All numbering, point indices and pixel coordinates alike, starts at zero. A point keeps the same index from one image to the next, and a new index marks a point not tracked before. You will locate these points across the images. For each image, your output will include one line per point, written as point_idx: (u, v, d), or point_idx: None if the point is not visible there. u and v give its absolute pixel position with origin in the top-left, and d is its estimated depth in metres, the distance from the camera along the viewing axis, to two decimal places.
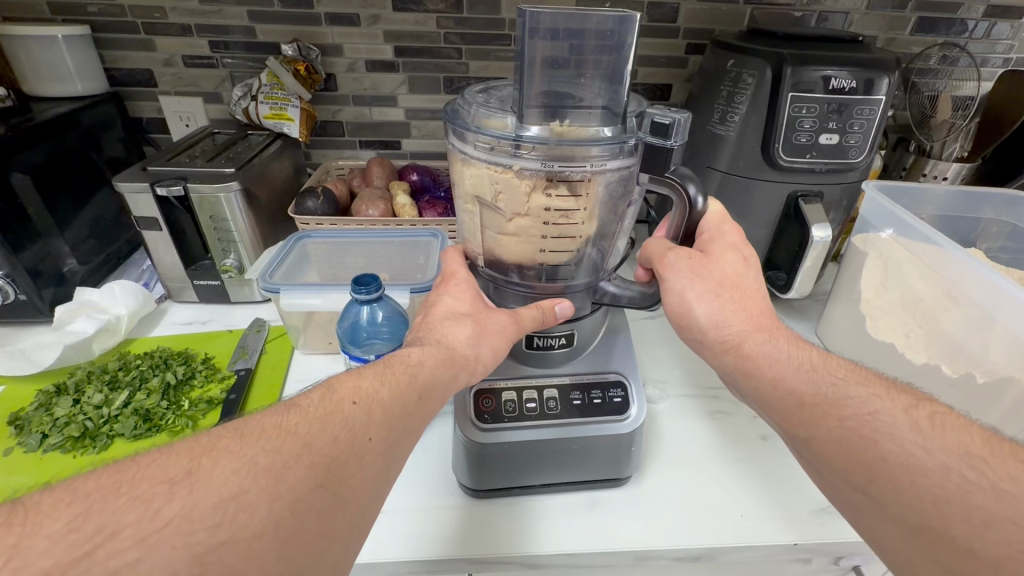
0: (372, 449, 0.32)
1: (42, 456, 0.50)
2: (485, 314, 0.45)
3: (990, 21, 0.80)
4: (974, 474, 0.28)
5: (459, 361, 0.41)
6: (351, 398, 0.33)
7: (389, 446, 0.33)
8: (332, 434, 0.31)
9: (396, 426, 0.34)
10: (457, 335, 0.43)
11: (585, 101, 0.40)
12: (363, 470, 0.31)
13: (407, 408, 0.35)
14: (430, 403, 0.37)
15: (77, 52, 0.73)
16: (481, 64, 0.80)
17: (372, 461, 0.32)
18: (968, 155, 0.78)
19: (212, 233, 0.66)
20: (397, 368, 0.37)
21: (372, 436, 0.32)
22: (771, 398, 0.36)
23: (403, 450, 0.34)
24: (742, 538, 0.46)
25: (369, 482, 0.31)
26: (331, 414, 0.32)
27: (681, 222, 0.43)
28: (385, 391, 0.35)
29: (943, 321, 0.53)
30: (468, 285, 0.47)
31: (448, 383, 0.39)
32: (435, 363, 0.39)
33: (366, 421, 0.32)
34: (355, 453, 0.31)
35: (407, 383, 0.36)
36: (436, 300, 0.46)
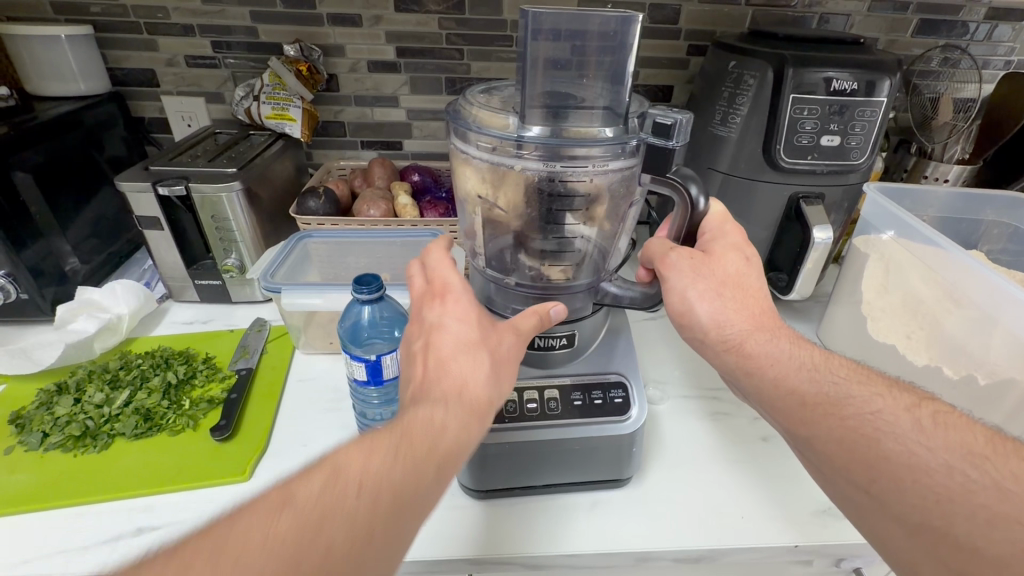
0: (377, 548, 0.28)
1: (43, 454, 0.50)
2: (495, 341, 0.39)
3: (992, 23, 0.80)
4: (977, 473, 0.28)
5: (477, 410, 0.36)
6: (355, 487, 0.29)
7: (398, 538, 0.29)
8: (330, 540, 0.27)
9: (404, 517, 0.30)
10: (468, 376, 0.36)
11: (586, 101, 0.40)
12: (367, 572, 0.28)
13: (421, 483, 0.31)
14: (446, 477, 0.33)
15: (80, 52, 0.73)
16: (483, 65, 0.80)
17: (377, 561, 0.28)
18: (970, 157, 0.78)
19: (213, 233, 0.66)
20: (412, 437, 0.32)
21: (377, 533, 0.28)
22: (773, 397, 0.36)
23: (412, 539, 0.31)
24: (744, 539, 0.46)
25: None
26: (329, 511, 0.28)
27: (683, 221, 0.43)
28: (395, 475, 0.30)
29: (944, 322, 0.53)
30: (469, 301, 0.40)
31: (469, 445, 0.34)
32: (456, 425, 0.34)
33: (371, 519, 0.28)
34: (356, 557, 0.27)
35: (421, 460, 0.31)
36: (437, 326, 0.39)
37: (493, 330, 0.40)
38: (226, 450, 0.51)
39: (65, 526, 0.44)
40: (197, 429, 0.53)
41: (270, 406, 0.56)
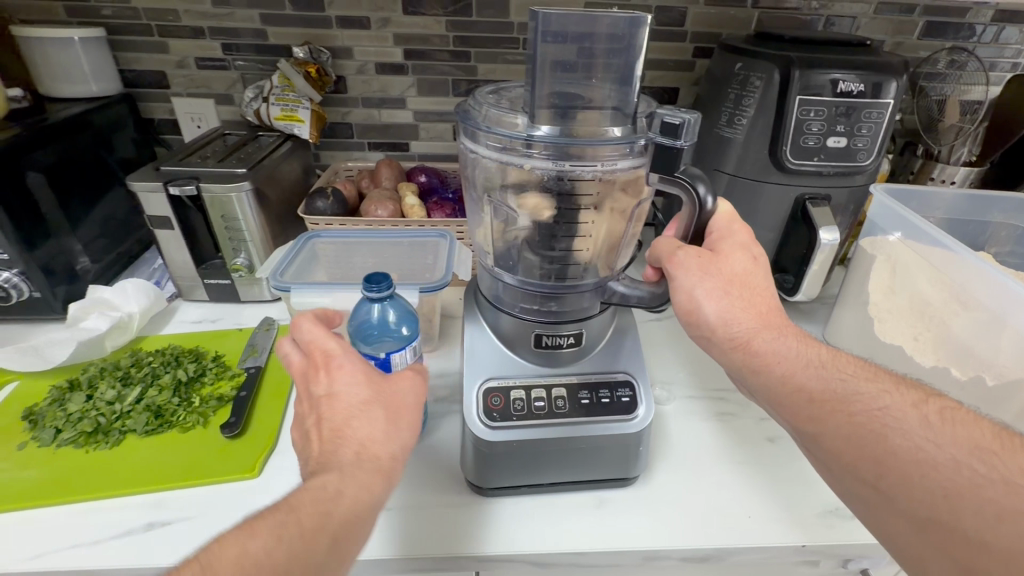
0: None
1: (55, 450, 0.51)
2: (393, 399, 0.39)
3: (998, 25, 0.80)
4: (984, 467, 0.28)
5: (375, 471, 0.35)
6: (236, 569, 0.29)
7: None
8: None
9: None
10: (367, 438, 0.36)
11: (595, 101, 0.40)
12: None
13: (318, 554, 0.31)
14: (348, 538, 0.33)
15: (92, 54, 0.74)
16: (490, 67, 0.81)
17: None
18: (977, 159, 0.78)
19: (223, 232, 0.67)
20: (302, 509, 0.32)
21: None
22: (780, 394, 0.36)
23: None
24: (750, 540, 0.46)
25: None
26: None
27: (691, 221, 0.43)
28: (283, 547, 0.30)
29: (951, 323, 0.53)
30: (356, 366, 0.40)
31: (370, 511, 0.34)
32: (355, 489, 0.34)
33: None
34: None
35: (313, 530, 0.32)
36: (328, 398, 0.38)
37: (387, 388, 0.40)
38: (235, 447, 0.52)
39: (78, 520, 0.45)
40: (207, 426, 0.54)
41: (279, 404, 0.57)
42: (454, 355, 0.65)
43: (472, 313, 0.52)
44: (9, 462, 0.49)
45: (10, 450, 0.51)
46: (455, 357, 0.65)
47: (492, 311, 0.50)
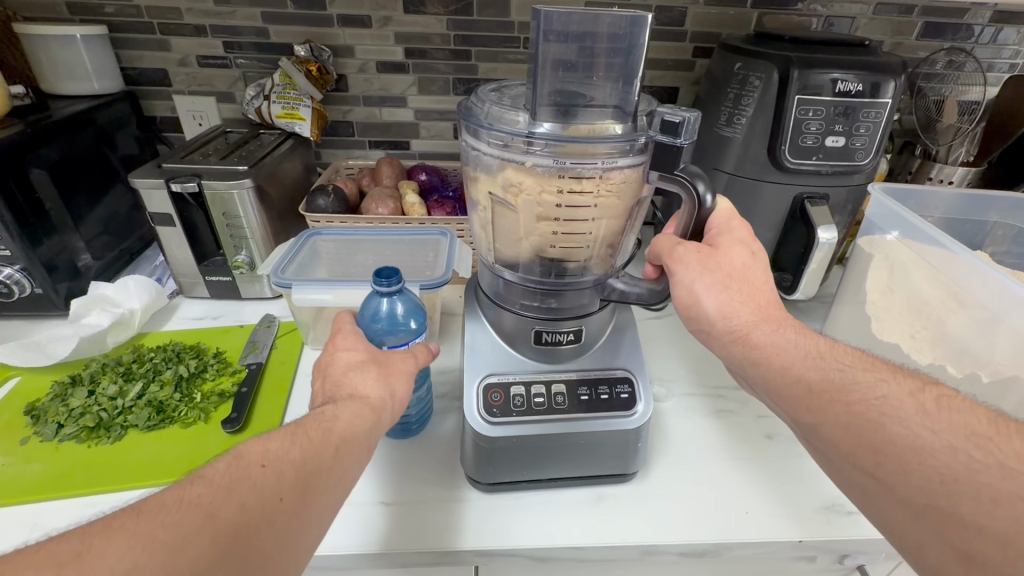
0: (284, 512, 0.30)
1: (58, 445, 0.51)
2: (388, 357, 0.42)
3: (997, 26, 0.81)
4: (980, 454, 0.28)
5: (375, 405, 0.38)
6: (259, 460, 0.31)
7: (307, 508, 0.31)
8: (241, 503, 0.29)
9: (311, 484, 0.32)
10: (365, 382, 0.39)
11: (596, 100, 0.41)
12: (280, 532, 0.30)
13: (329, 460, 0.33)
14: (352, 456, 0.34)
15: (95, 51, 0.74)
16: (491, 66, 0.81)
17: (289, 526, 0.30)
18: (975, 159, 0.79)
19: (224, 230, 0.67)
20: (310, 424, 0.34)
21: (284, 497, 0.30)
22: (779, 386, 0.37)
23: (318, 510, 0.32)
24: (748, 535, 0.46)
25: (286, 545, 0.30)
26: (239, 479, 0.29)
27: (690, 219, 0.44)
28: (297, 449, 0.32)
29: (948, 321, 0.53)
30: (357, 333, 0.43)
31: (373, 435, 0.36)
32: (351, 413, 0.36)
33: (280, 484, 0.30)
34: (267, 521, 0.29)
35: (322, 439, 0.34)
36: (330, 359, 0.41)
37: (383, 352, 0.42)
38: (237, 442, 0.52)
39: (83, 513, 0.45)
40: (208, 422, 0.54)
41: (280, 400, 0.57)
42: (453, 352, 0.66)
43: (473, 311, 0.52)
44: (11, 457, 0.50)
45: (13, 445, 0.51)
46: (456, 355, 0.65)
47: (493, 309, 0.50)
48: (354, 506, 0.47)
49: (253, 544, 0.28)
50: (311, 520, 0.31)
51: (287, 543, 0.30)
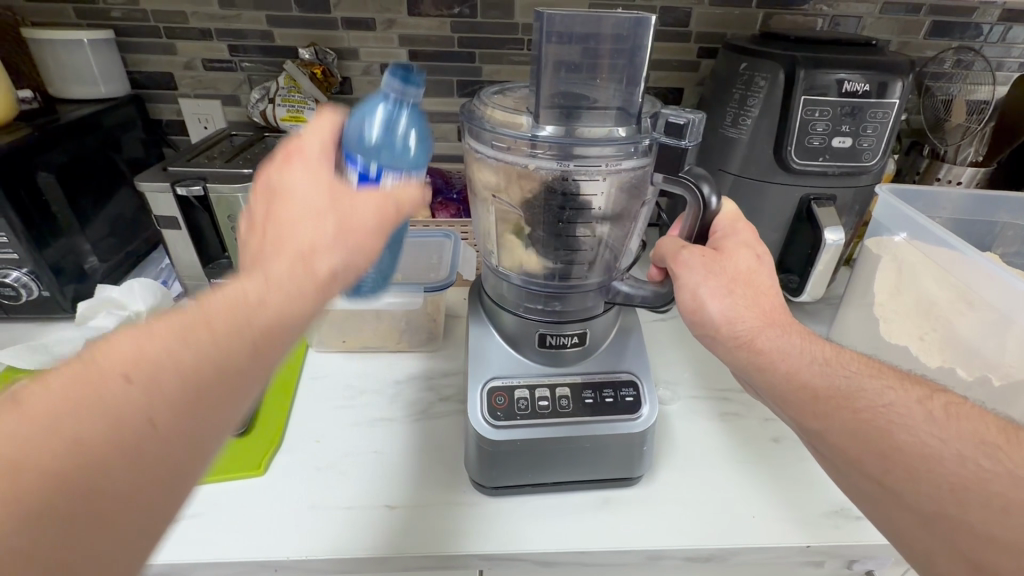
0: (168, 423, 0.27)
1: None
2: (353, 203, 0.36)
3: (1006, 25, 0.80)
4: (990, 462, 0.28)
5: (315, 284, 0.34)
6: (132, 367, 0.26)
7: (198, 424, 0.28)
8: (98, 426, 0.25)
9: (205, 390, 0.28)
10: (316, 243, 0.34)
11: (600, 102, 0.40)
12: (163, 453, 0.27)
13: (233, 363, 0.30)
14: (266, 353, 0.32)
15: (101, 56, 0.75)
16: (495, 68, 0.81)
17: (175, 448, 0.27)
18: (984, 159, 0.77)
19: (230, 233, 0.67)
20: (218, 312, 0.30)
21: (165, 413, 0.27)
22: (786, 392, 0.36)
23: (217, 417, 0.29)
24: (754, 540, 0.46)
25: (173, 463, 0.27)
26: (97, 397, 0.25)
27: (694, 224, 0.43)
28: (191, 352, 0.28)
29: (957, 324, 0.53)
30: (319, 161, 0.37)
31: (297, 323, 0.33)
32: (276, 300, 0.32)
33: (155, 401, 0.26)
34: (144, 432, 0.26)
35: (228, 337, 0.30)
36: (283, 191, 0.36)
37: (347, 196, 0.36)
38: (242, 445, 0.52)
39: None
40: None
41: (285, 402, 0.57)
42: (458, 355, 0.66)
43: (477, 313, 0.52)
44: None
45: None
46: (460, 357, 0.65)
47: (496, 311, 0.50)
48: (359, 510, 0.47)
49: (121, 472, 0.25)
50: (206, 433, 0.29)
51: (172, 463, 0.27)
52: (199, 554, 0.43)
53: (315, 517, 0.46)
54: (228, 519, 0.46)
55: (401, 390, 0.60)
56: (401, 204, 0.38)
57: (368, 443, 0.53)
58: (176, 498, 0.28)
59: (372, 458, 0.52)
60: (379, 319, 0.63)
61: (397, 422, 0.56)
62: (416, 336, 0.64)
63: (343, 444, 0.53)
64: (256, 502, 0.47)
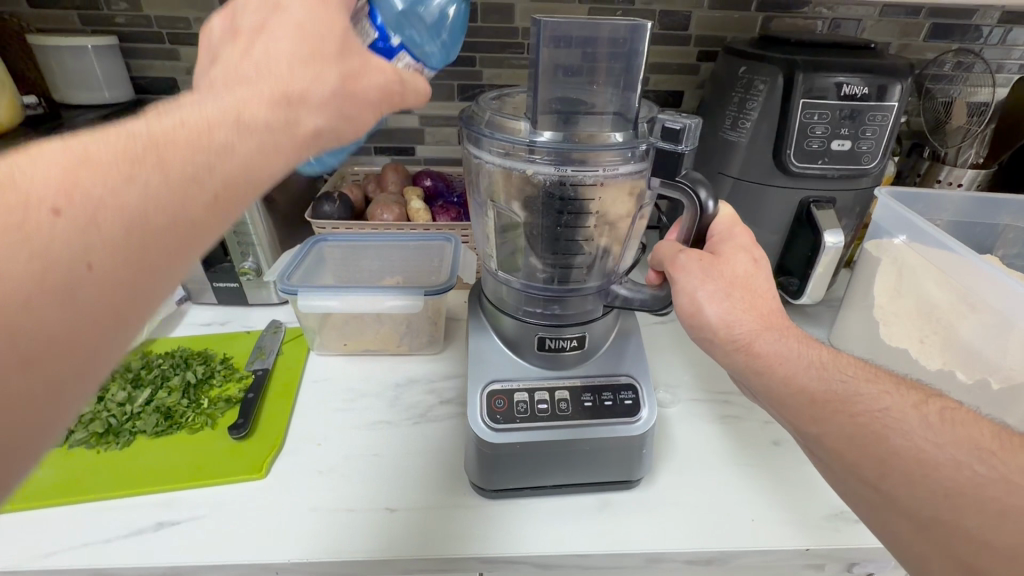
0: (105, 276, 0.23)
1: (68, 450, 0.52)
2: (359, 73, 0.32)
3: (1005, 27, 0.80)
4: (985, 467, 0.28)
5: (300, 140, 0.29)
6: (58, 201, 0.22)
7: (143, 279, 0.24)
8: (19, 260, 0.21)
9: (152, 241, 0.24)
10: (312, 95, 0.29)
11: (597, 107, 0.41)
12: (100, 306, 0.23)
13: (190, 214, 0.25)
14: (230, 206, 0.27)
15: (106, 61, 0.75)
16: (495, 72, 0.82)
17: (115, 302, 0.24)
18: (985, 161, 0.78)
19: (232, 237, 0.68)
20: (172, 149, 0.25)
21: (97, 263, 0.23)
22: (783, 396, 0.36)
23: (168, 274, 0.25)
24: (754, 543, 0.46)
25: (112, 320, 0.24)
26: (17, 227, 0.21)
27: (692, 225, 0.44)
28: (134, 194, 0.23)
29: (958, 327, 0.53)
30: None
31: (269, 181, 0.28)
32: (249, 150, 0.27)
33: (92, 245, 0.22)
34: (73, 286, 0.22)
35: (183, 184, 0.25)
36: (273, 14, 0.30)
37: (354, 58, 0.31)
38: (244, 448, 0.52)
39: (89, 519, 0.46)
40: (215, 428, 0.55)
41: (286, 405, 0.57)
42: (459, 358, 0.66)
43: (477, 317, 0.53)
44: None
45: None
46: (460, 360, 0.65)
47: (496, 315, 0.50)
48: (360, 512, 0.47)
49: (44, 316, 0.21)
50: (153, 291, 0.25)
51: (110, 319, 0.24)
52: (202, 556, 0.43)
53: (316, 519, 0.46)
54: (231, 522, 0.46)
55: (402, 393, 0.60)
56: (405, 89, 0.35)
57: (368, 446, 0.53)
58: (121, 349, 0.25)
59: (373, 461, 0.52)
60: (380, 323, 0.63)
61: (398, 425, 0.56)
62: (416, 339, 0.65)
63: (344, 447, 0.53)
64: (258, 504, 0.47)
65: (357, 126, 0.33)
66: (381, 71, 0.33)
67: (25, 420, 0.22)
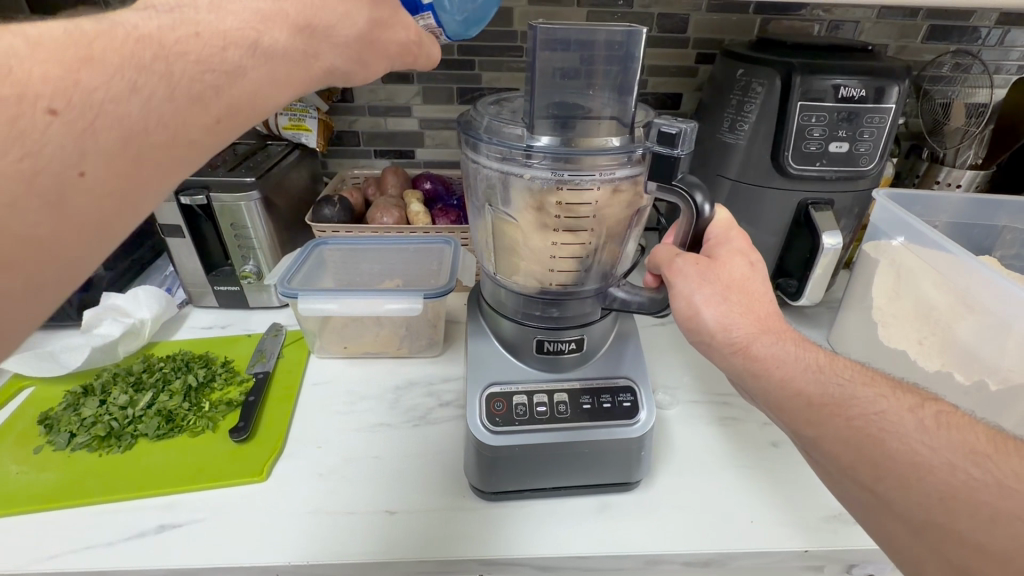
0: (99, 180, 0.26)
1: (70, 454, 0.52)
2: (386, 24, 0.37)
3: (1003, 28, 0.80)
4: (979, 471, 0.28)
5: (312, 73, 0.34)
6: (61, 103, 0.25)
7: (129, 188, 0.28)
8: (12, 157, 0.24)
9: (144, 152, 0.28)
10: (338, 34, 0.34)
11: (594, 111, 0.42)
12: (88, 207, 0.27)
13: (181, 131, 0.29)
14: (221, 131, 0.31)
15: None
16: (494, 75, 0.82)
17: (102, 206, 0.27)
18: (984, 163, 0.77)
19: (233, 241, 0.68)
20: (177, 71, 0.28)
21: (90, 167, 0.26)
22: (780, 399, 0.37)
23: (155, 184, 0.29)
24: (753, 544, 0.46)
25: (99, 223, 0.27)
26: (20, 125, 0.24)
27: (689, 227, 0.44)
28: (136, 104, 0.27)
29: (957, 329, 0.53)
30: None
31: (270, 107, 0.33)
32: (263, 77, 0.31)
33: (87, 151, 0.26)
34: (70, 185, 0.26)
35: (179, 102, 0.28)
36: None
37: (386, 10, 0.37)
38: (244, 451, 0.53)
39: (91, 523, 0.46)
40: (216, 430, 0.55)
41: (287, 407, 0.58)
42: (459, 360, 0.66)
43: (476, 320, 0.53)
44: (26, 465, 0.51)
45: (27, 453, 0.52)
46: (460, 363, 0.66)
47: (495, 317, 0.51)
48: (360, 515, 0.47)
49: (47, 211, 0.25)
50: (138, 199, 0.28)
51: (97, 224, 0.27)
52: (202, 559, 0.43)
53: (316, 522, 0.47)
54: (231, 524, 0.46)
55: (402, 396, 0.60)
56: (422, 49, 0.41)
57: (369, 448, 0.54)
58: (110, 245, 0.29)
59: (373, 464, 0.52)
60: (380, 326, 0.63)
61: (398, 428, 0.56)
62: (416, 342, 0.65)
63: (345, 450, 0.54)
64: (260, 505, 0.48)
65: (367, 71, 0.38)
66: (407, 29, 0.39)
67: (14, 303, 0.26)
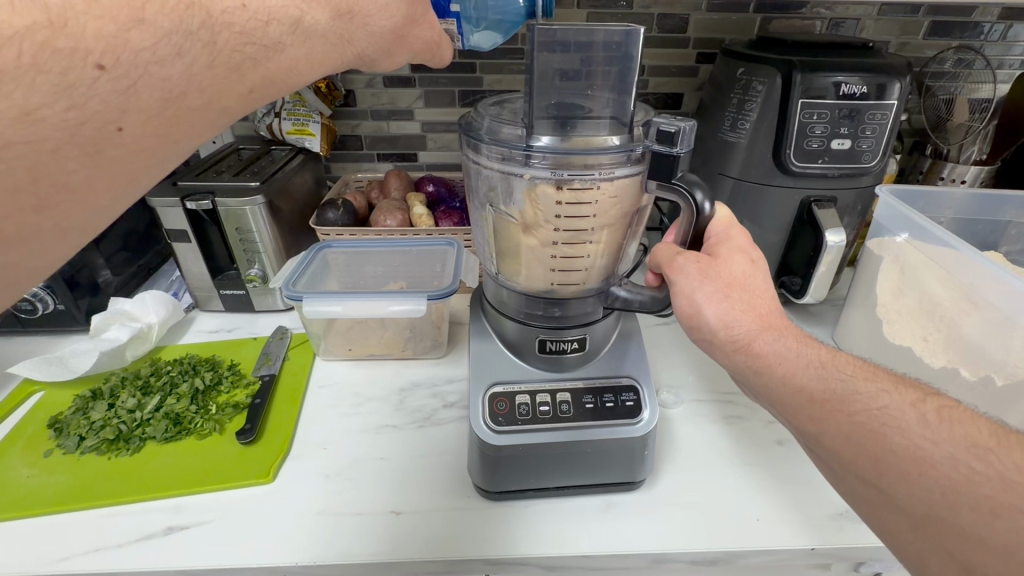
0: (132, 135, 0.29)
1: (80, 456, 0.53)
2: (417, 21, 0.43)
3: (1006, 23, 0.80)
4: (981, 466, 0.28)
5: (338, 53, 0.37)
6: (108, 58, 0.27)
7: (158, 145, 0.31)
8: (60, 108, 0.26)
9: (173, 115, 0.30)
10: (374, 22, 0.39)
11: (594, 112, 0.43)
12: (121, 158, 0.30)
13: (214, 97, 0.32)
14: (248, 99, 0.34)
15: None
16: (496, 78, 0.82)
17: (133, 158, 0.30)
18: (987, 158, 0.77)
19: (237, 244, 0.69)
20: (224, 43, 0.30)
21: (123, 126, 0.29)
22: (783, 396, 0.37)
23: (180, 142, 0.32)
24: (760, 543, 0.46)
25: (127, 174, 0.31)
26: (69, 77, 0.26)
27: (688, 227, 0.44)
28: (180, 70, 0.29)
29: (962, 325, 0.53)
30: None
31: (296, 82, 0.36)
32: (296, 52, 0.34)
33: (126, 109, 0.28)
34: (110, 139, 0.29)
35: (218, 71, 0.31)
36: None
37: (418, 9, 0.43)
38: (252, 453, 0.53)
39: (101, 526, 0.46)
40: (223, 433, 0.55)
41: (292, 410, 0.58)
42: (463, 361, 0.67)
43: (479, 321, 0.54)
44: (34, 469, 0.51)
45: (36, 457, 0.53)
46: (464, 364, 0.66)
47: (498, 318, 0.51)
48: (366, 516, 0.47)
49: (93, 161, 0.29)
50: (165, 154, 0.32)
51: (127, 175, 0.31)
52: (207, 560, 0.44)
53: (323, 523, 0.47)
54: (239, 523, 0.47)
55: (407, 397, 0.61)
56: (442, 49, 0.47)
57: (375, 449, 0.54)
58: (141, 187, 0.32)
59: (379, 465, 0.52)
60: (384, 327, 0.64)
61: (403, 430, 0.56)
62: (420, 344, 0.65)
63: (349, 452, 0.54)
64: (269, 505, 0.48)
65: (390, 60, 0.44)
66: (432, 28, 0.45)
67: (63, 236, 0.30)
